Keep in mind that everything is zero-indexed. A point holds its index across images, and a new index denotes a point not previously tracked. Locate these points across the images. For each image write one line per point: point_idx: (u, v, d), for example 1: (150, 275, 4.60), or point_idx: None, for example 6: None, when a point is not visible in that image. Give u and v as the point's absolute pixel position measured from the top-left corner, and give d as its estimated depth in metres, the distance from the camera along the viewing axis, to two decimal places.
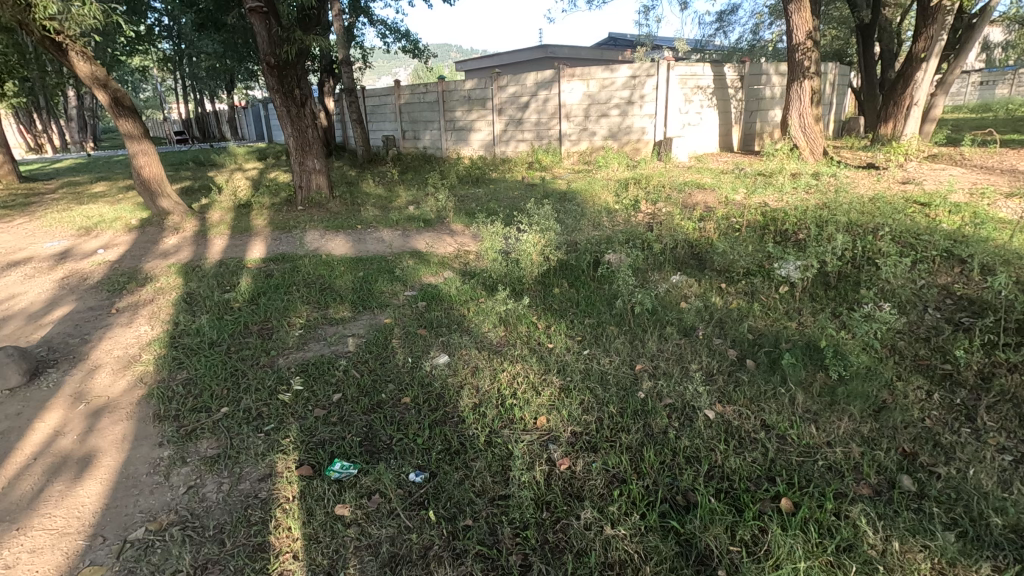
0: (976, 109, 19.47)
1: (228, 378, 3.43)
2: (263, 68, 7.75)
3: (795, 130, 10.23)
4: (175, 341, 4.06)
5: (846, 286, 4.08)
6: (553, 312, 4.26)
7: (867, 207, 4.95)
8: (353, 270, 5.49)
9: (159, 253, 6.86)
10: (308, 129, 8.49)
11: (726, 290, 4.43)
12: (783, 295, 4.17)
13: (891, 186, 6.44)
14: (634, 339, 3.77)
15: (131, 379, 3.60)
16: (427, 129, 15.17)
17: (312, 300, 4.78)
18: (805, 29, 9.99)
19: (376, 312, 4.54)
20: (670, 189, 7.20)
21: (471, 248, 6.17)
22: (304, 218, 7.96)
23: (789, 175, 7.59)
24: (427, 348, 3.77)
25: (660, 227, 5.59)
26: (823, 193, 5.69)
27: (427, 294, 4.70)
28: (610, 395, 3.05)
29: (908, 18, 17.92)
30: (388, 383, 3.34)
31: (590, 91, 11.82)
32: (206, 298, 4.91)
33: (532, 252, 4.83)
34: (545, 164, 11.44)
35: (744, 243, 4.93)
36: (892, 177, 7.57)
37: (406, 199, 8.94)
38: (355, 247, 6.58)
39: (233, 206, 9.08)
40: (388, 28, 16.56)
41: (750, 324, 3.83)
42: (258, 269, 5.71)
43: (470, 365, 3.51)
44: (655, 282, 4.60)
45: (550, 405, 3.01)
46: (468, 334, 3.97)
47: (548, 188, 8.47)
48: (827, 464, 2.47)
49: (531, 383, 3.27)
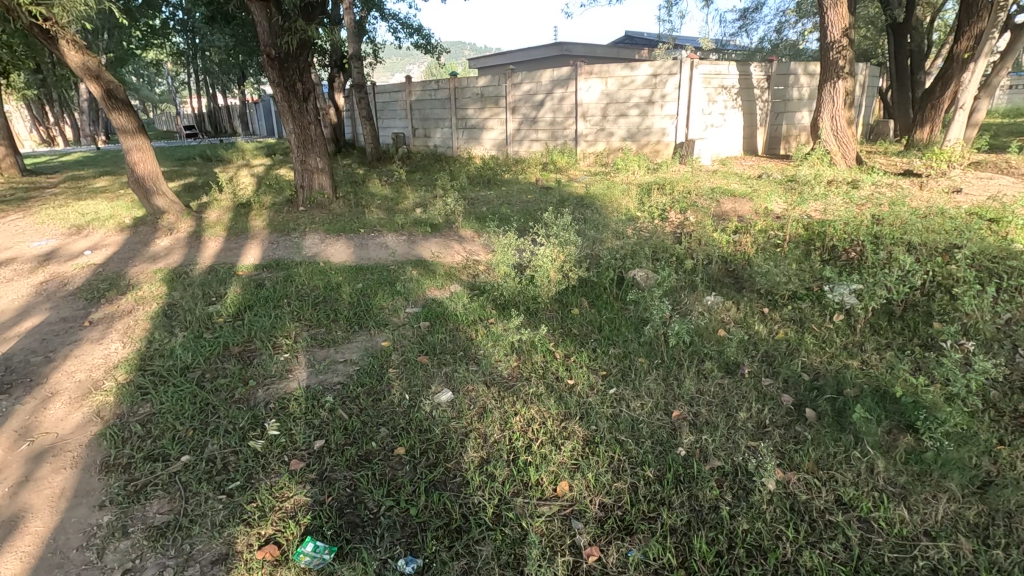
0: (1009, 114, 18.67)
1: (194, 417, 2.94)
2: (264, 60, 7.27)
3: (827, 133, 9.61)
4: (145, 364, 3.60)
5: (915, 318, 3.51)
6: (572, 338, 3.75)
7: (930, 219, 4.36)
8: (352, 281, 5.01)
9: (148, 256, 6.43)
10: (310, 125, 8.03)
11: (769, 317, 3.88)
12: (839, 325, 3.63)
13: (946, 196, 5.79)
14: (669, 376, 3.26)
15: (86, 413, 3.12)
16: (438, 127, 14.68)
17: (304, 315, 4.30)
18: (841, 27, 9.34)
19: (373, 332, 4.05)
20: (697, 197, 6.60)
21: (480, 258, 5.65)
22: (305, 220, 7.50)
23: (826, 181, 6.94)
24: (428, 382, 3.27)
25: (690, 240, 5.08)
26: (874, 201, 5.06)
27: (431, 312, 4.21)
28: (647, 455, 2.55)
29: (939, 18, 17.15)
30: (381, 427, 2.86)
31: (608, 90, 11.24)
32: (187, 312, 4.44)
33: (551, 268, 4.27)
34: (560, 165, 10.90)
35: (788, 261, 4.38)
36: (937, 186, 6.97)
37: (413, 200, 8.44)
38: (356, 253, 6.11)
39: (233, 205, 8.62)
40: (399, 23, 16.10)
41: (803, 361, 3.31)
42: (249, 278, 5.25)
43: (478, 406, 3.02)
44: (689, 305, 4.07)
45: (572, 464, 2.52)
46: (476, 364, 3.46)
47: (565, 192, 7.90)
48: (929, 565, 1.96)
49: (548, 434, 2.76)
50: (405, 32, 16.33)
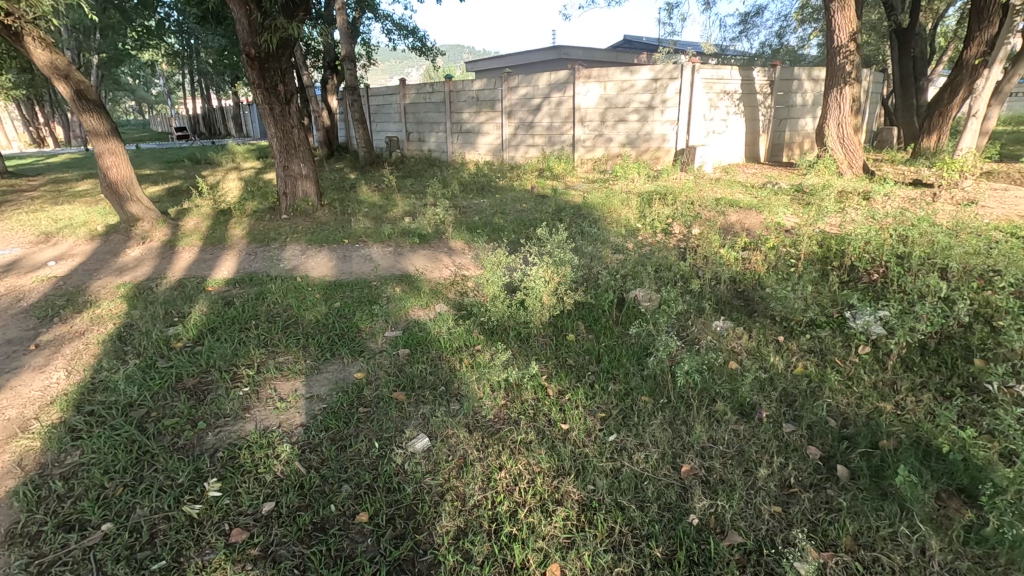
0: (1011, 122, 18.42)
1: (128, 472, 2.53)
2: (244, 60, 6.89)
3: (833, 141, 9.23)
4: (84, 401, 3.17)
5: (953, 352, 3.12)
6: (568, 371, 3.35)
7: (960, 238, 3.98)
8: (328, 300, 4.60)
9: (115, 268, 6.02)
10: (294, 129, 7.65)
11: (785, 348, 3.47)
12: (866, 359, 3.23)
13: (967, 209, 5.44)
14: (677, 419, 2.85)
15: (5, 463, 2.69)
16: (432, 131, 14.30)
17: (271, 340, 3.88)
18: (849, 31, 8.92)
19: (347, 360, 3.63)
20: (701, 209, 6.21)
21: (470, 273, 5.24)
22: (286, 229, 7.10)
23: (837, 192, 6.58)
24: (402, 427, 2.85)
25: (696, 257, 4.71)
26: (896, 216, 4.67)
27: (411, 338, 3.80)
28: (654, 528, 2.17)
29: (942, 24, 16.84)
30: (343, 484, 2.46)
31: (607, 94, 10.86)
32: (144, 335, 4.02)
33: (544, 291, 3.86)
34: (557, 172, 10.56)
35: (804, 282, 3.96)
36: (952, 198, 6.62)
37: (403, 208, 8.05)
38: (338, 266, 5.71)
39: (213, 211, 8.20)
40: (393, 24, 15.72)
41: (828, 403, 2.92)
42: (218, 295, 4.82)
43: (457, 456, 2.63)
44: (698, 332, 3.68)
45: (566, 538, 2.15)
46: (458, 403, 3.05)
47: (562, 201, 7.51)
48: None
49: (538, 496, 2.37)
50: (399, 34, 15.95)
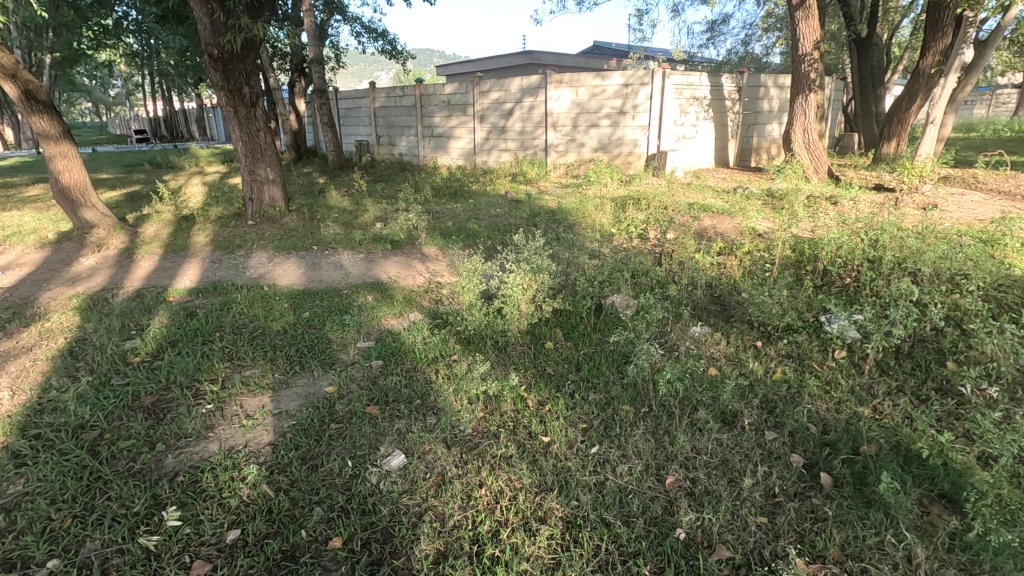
0: (963, 129, 19.24)
1: (78, 502, 2.35)
2: (206, 60, 6.63)
3: (799, 146, 9.42)
4: (30, 423, 2.94)
5: (927, 356, 3.16)
6: (548, 381, 3.27)
7: (928, 242, 4.05)
8: (297, 310, 4.42)
9: (68, 278, 5.70)
10: (260, 133, 7.42)
11: (763, 353, 3.47)
12: (842, 363, 3.25)
13: (931, 214, 5.59)
14: (660, 428, 2.80)
15: None
16: (404, 134, 14.10)
17: (236, 353, 3.70)
18: (812, 40, 9.14)
19: (318, 372, 3.48)
20: (674, 213, 6.23)
21: (445, 281, 5.13)
22: (253, 235, 6.86)
23: (806, 197, 6.70)
24: (377, 445, 2.72)
25: (671, 262, 4.71)
26: (866, 220, 4.75)
27: (385, 349, 3.66)
28: (640, 545, 2.12)
29: (897, 34, 17.49)
30: (315, 507, 2.33)
31: (578, 99, 10.88)
32: (98, 350, 3.78)
33: (522, 299, 3.77)
34: (530, 177, 10.52)
35: (780, 286, 3.97)
36: (913, 202, 6.82)
37: (375, 213, 7.88)
38: (307, 274, 5.52)
39: (174, 217, 7.87)
40: (363, 27, 15.49)
41: (809, 408, 2.91)
42: (179, 305, 4.58)
43: (435, 473, 2.53)
44: (677, 338, 3.65)
45: (551, 559, 2.07)
46: (437, 417, 2.94)
47: (536, 206, 7.47)
48: None
49: (521, 514, 2.28)
50: (369, 37, 15.73)
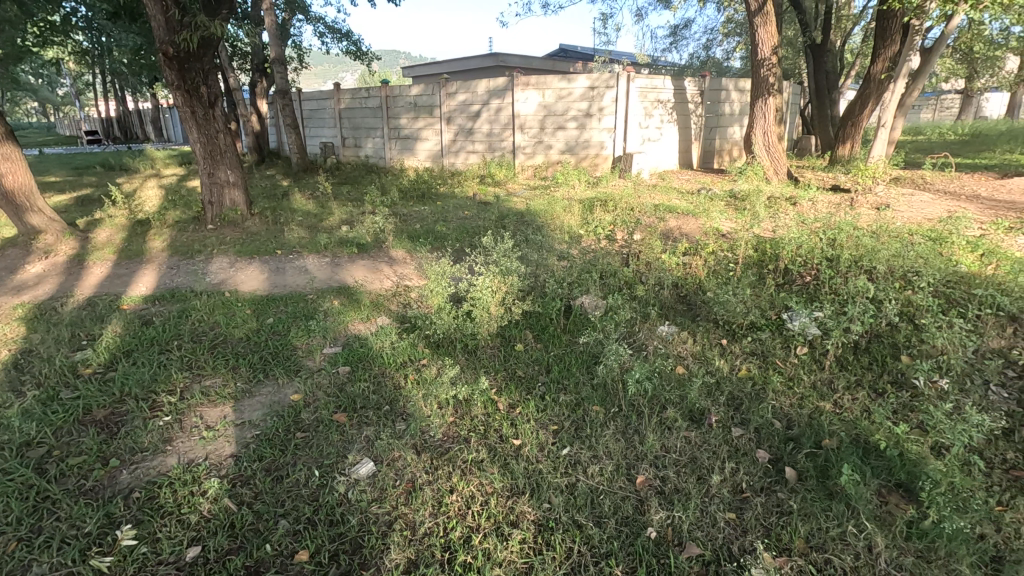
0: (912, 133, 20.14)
1: (23, 524, 2.22)
2: (161, 59, 6.40)
3: (759, 148, 9.68)
4: None
5: (882, 350, 3.27)
6: (519, 383, 3.26)
7: (881, 241, 4.21)
8: (261, 316, 4.30)
9: (12, 286, 5.41)
10: (219, 134, 7.20)
11: (728, 351, 3.54)
12: (804, 359, 3.33)
13: (884, 213, 5.81)
14: (630, 428, 2.82)
15: None
16: (370, 136, 13.91)
17: (196, 362, 3.56)
18: (770, 45, 9.41)
19: (282, 380, 3.39)
20: (641, 215, 6.32)
21: (413, 284, 5.07)
22: (213, 239, 6.65)
23: (766, 197, 6.88)
24: (345, 452, 2.66)
25: (639, 263, 4.76)
26: (823, 220, 4.91)
27: (352, 355, 3.59)
28: (612, 545, 2.12)
29: (849, 41, 18.18)
30: (280, 520, 2.27)
31: (545, 102, 10.94)
32: (45, 362, 3.59)
33: (491, 301, 3.75)
34: (498, 178, 10.51)
35: (744, 285, 4.05)
36: (867, 202, 7.08)
37: (341, 216, 7.74)
38: (271, 279, 5.38)
39: (128, 221, 7.57)
40: (326, 27, 15.25)
41: (773, 404, 2.97)
42: (134, 314, 4.40)
43: (406, 480, 2.49)
44: (645, 337, 3.70)
45: (523, 563, 2.06)
46: (406, 422, 2.89)
47: (504, 208, 7.46)
48: None
49: (492, 519, 2.26)
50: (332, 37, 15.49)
